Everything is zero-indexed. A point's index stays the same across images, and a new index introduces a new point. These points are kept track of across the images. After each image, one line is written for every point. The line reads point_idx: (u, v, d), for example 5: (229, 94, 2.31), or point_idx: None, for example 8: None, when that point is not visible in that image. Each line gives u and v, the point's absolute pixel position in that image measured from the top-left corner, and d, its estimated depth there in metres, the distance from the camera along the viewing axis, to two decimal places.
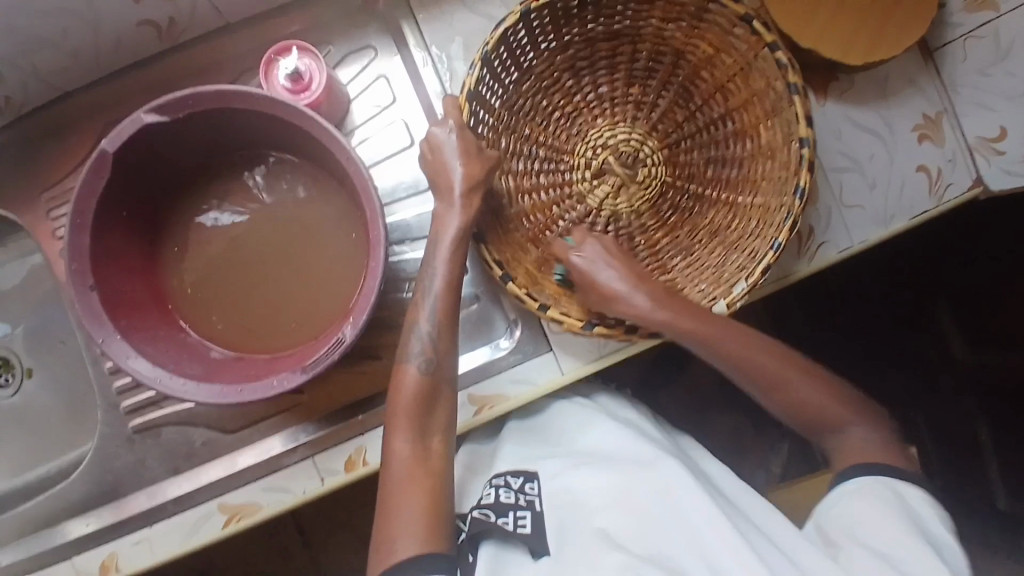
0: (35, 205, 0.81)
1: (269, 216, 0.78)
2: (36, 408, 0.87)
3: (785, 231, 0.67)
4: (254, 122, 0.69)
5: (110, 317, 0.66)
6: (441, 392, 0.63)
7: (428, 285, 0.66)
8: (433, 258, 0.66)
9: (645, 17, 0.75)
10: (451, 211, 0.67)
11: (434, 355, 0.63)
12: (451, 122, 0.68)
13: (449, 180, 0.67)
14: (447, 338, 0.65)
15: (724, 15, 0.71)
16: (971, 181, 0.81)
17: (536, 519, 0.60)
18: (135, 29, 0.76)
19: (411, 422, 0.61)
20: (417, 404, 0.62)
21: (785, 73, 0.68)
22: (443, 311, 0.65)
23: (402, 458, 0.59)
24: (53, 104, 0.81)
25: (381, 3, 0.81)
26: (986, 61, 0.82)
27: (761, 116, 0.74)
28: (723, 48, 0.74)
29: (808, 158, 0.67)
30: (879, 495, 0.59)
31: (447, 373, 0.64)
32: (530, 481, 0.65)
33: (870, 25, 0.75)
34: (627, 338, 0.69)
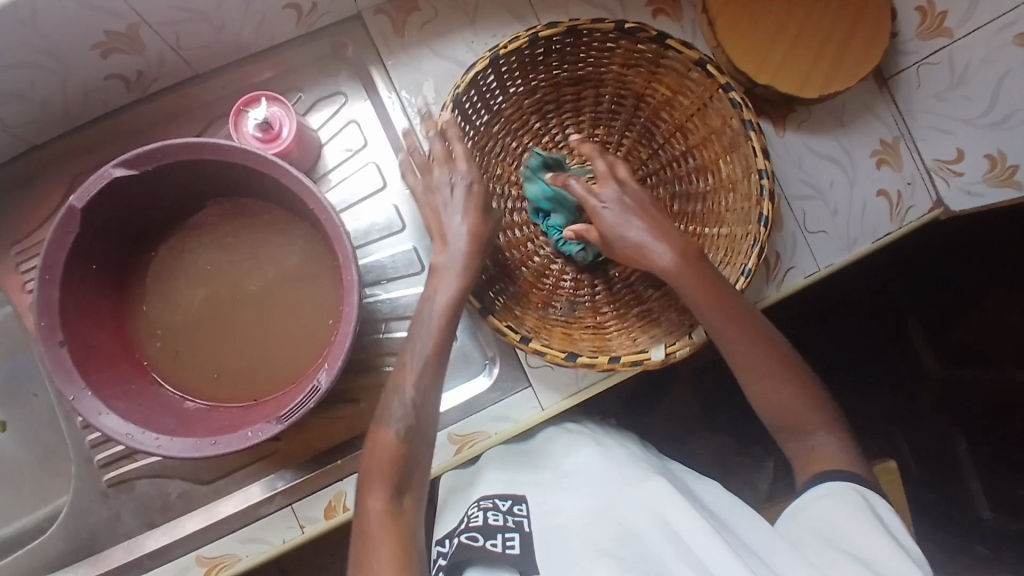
0: (4, 258, 0.80)
1: (242, 263, 0.77)
2: (7, 464, 0.85)
3: (753, 259, 0.69)
4: (224, 172, 0.70)
5: (80, 372, 0.65)
6: (419, 458, 0.60)
7: (417, 343, 0.64)
8: (425, 316, 0.64)
9: (606, 62, 0.77)
10: (449, 264, 0.66)
11: (415, 419, 0.60)
12: (440, 173, 0.68)
13: (448, 231, 0.67)
14: (430, 401, 0.62)
15: (681, 59, 0.73)
16: (930, 204, 0.83)
17: (524, 540, 0.59)
18: (103, 81, 0.76)
19: (386, 483, 0.57)
20: (396, 466, 0.58)
21: (740, 111, 0.71)
22: (429, 371, 0.63)
23: (374, 517, 0.55)
24: (21, 156, 0.81)
25: (349, 49, 0.82)
26: (942, 85, 0.83)
27: (721, 151, 0.76)
28: (681, 90, 0.76)
29: (768, 189, 0.70)
30: (842, 500, 0.55)
31: (427, 439, 0.61)
32: (518, 504, 0.64)
33: (824, 59, 0.78)
34: (609, 369, 0.69)
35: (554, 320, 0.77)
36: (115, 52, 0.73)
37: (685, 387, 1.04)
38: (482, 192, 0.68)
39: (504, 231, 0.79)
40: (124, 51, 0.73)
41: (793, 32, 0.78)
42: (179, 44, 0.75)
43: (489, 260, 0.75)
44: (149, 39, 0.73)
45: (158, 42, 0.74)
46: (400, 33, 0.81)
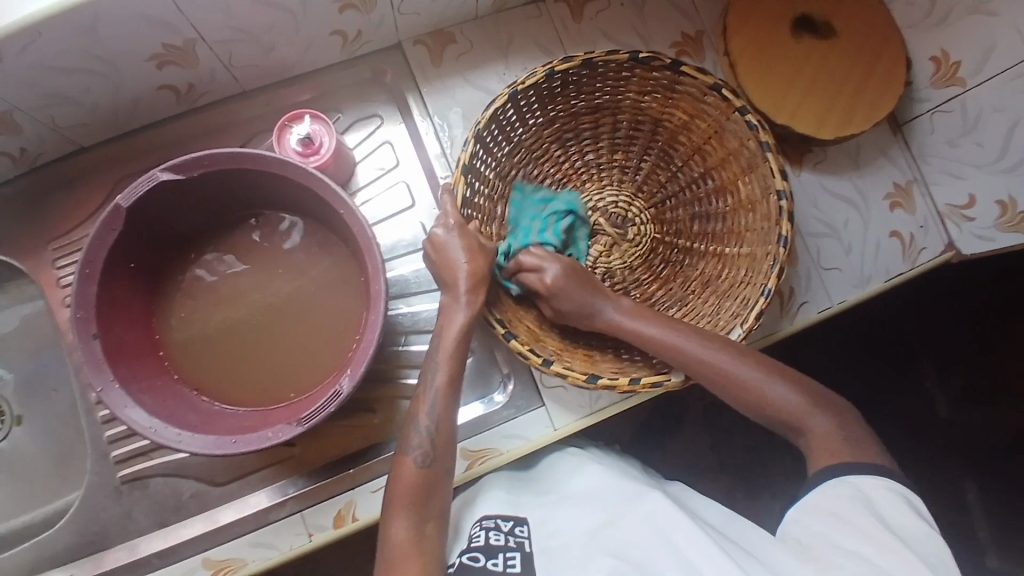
0: (42, 253, 0.83)
1: (273, 270, 0.80)
2: (23, 457, 0.86)
3: (773, 277, 0.71)
4: (263, 181, 0.73)
5: (110, 365, 0.67)
6: (439, 484, 0.64)
7: (430, 381, 0.67)
8: (438, 357, 0.68)
9: (623, 90, 0.80)
10: (458, 307, 0.70)
11: (432, 449, 0.64)
12: (451, 222, 0.71)
13: (455, 275, 0.70)
14: (445, 433, 0.65)
15: (696, 85, 0.76)
16: (942, 247, 0.87)
17: (526, 561, 0.59)
18: (154, 91, 0.80)
19: (406, 509, 0.61)
20: (416, 490, 0.62)
21: (757, 134, 0.74)
22: (442, 407, 0.66)
23: (398, 541, 0.59)
24: (68, 157, 0.85)
25: (388, 75, 0.87)
26: (954, 132, 0.85)
27: (739, 172, 0.79)
28: (697, 114, 0.80)
29: (786, 210, 0.72)
30: (847, 498, 0.54)
31: (445, 465, 0.65)
32: (520, 525, 0.64)
33: (840, 103, 0.81)
34: (630, 390, 0.70)
35: (579, 341, 0.79)
36: (169, 64, 0.77)
37: (695, 421, 1.04)
38: (478, 238, 0.72)
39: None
40: (178, 64, 0.77)
41: (808, 77, 0.82)
42: (230, 61, 0.80)
43: (495, 291, 0.77)
44: (203, 56, 0.77)
45: (211, 59, 0.78)
46: (437, 63, 0.86)
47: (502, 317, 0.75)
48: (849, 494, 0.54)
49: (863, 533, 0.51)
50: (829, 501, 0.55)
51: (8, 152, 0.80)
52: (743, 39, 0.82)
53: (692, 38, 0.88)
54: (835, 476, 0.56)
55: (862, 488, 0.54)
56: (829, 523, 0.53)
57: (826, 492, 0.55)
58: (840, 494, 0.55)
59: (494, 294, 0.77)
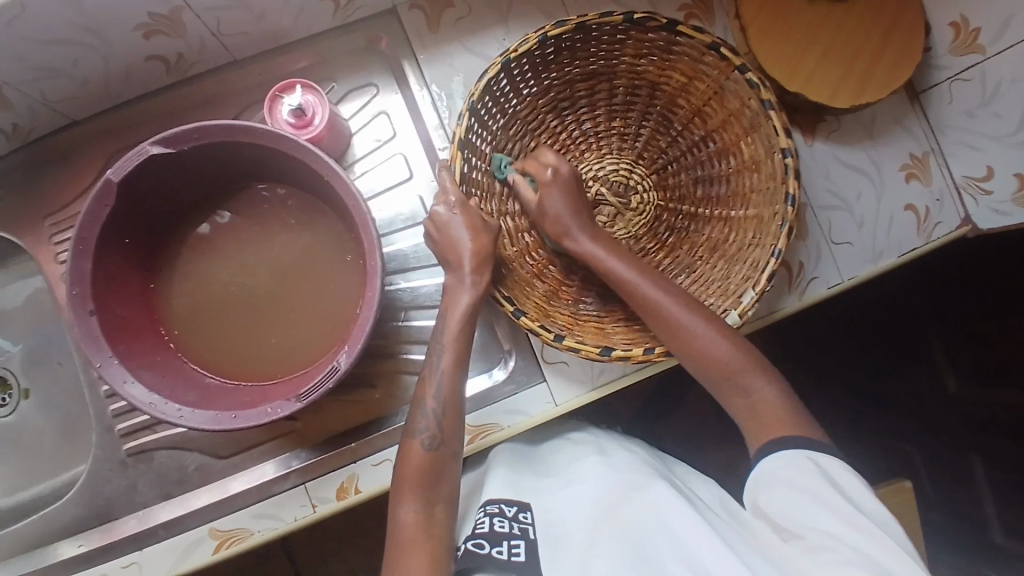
0: (40, 229, 0.83)
1: (271, 243, 0.80)
2: (31, 430, 0.88)
3: (783, 238, 0.69)
4: (256, 153, 0.71)
5: (108, 342, 0.67)
6: (447, 466, 0.64)
7: (434, 364, 0.67)
8: (443, 340, 0.68)
9: (618, 54, 0.77)
10: (462, 288, 0.69)
11: (439, 432, 0.64)
12: (452, 200, 0.69)
13: (459, 254, 0.69)
14: (452, 415, 0.65)
15: (694, 44, 0.73)
16: (958, 221, 0.83)
17: (530, 548, 0.57)
18: (144, 62, 0.78)
19: (415, 492, 0.61)
20: (424, 473, 0.62)
21: (759, 91, 0.70)
22: (448, 389, 0.66)
23: (407, 524, 0.59)
24: (59, 131, 0.83)
25: (383, 42, 0.84)
26: (973, 102, 0.82)
27: (741, 133, 0.76)
28: (696, 75, 0.77)
29: (792, 168, 0.70)
30: (798, 468, 0.54)
31: (452, 447, 0.65)
32: (524, 511, 0.63)
33: (856, 70, 0.77)
34: (644, 360, 0.69)
35: (586, 315, 0.77)
36: (158, 34, 0.75)
37: (700, 394, 1.03)
38: (481, 214, 0.70)
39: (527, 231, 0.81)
40: (166, 33, 0.75)
41: (824, 43, 0.78)
42: (219, 30, 0.77)
43: (501, 268, 0.76)
44: (190, 25, 0.75)
45: (200, 28, 0.76)
46: (434, 29, 0.82)
47: (509, 294, 0.73)
48: (802, 464, 0.54)
49: (821, 506, 0.51)
50: (784, 479, 0.54)
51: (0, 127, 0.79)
52: (754, 3, 0.78)
53: (702, 0, 0.83)
54: (782, 447, 0.56)
55: (810, 454, 0.55)
56: (792, 506, 0.52)
57: (775, 469, 0.55)
58: (789, 468, 0.55)
59: (501, 270, 0.76)
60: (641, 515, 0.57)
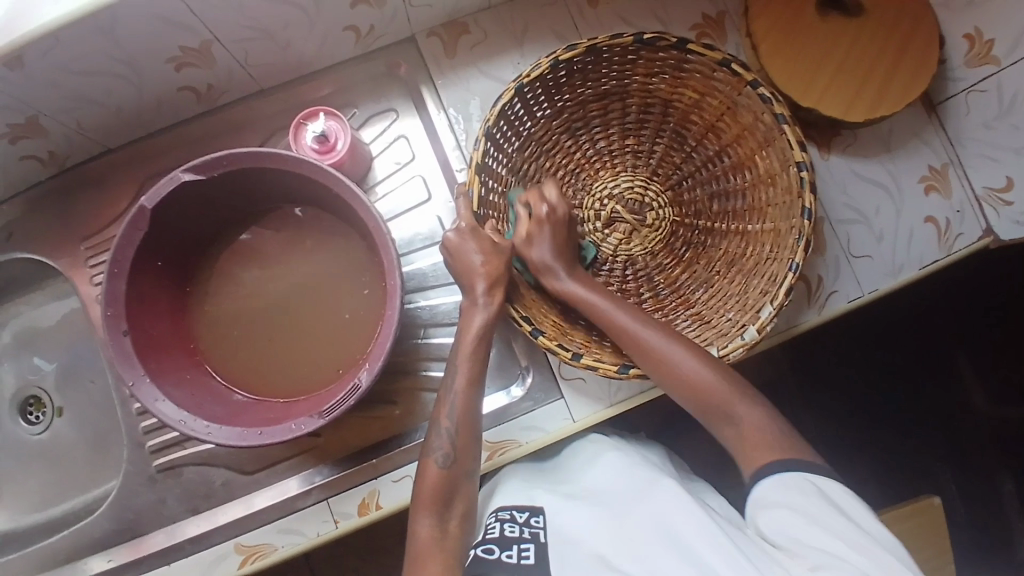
0: (75, 252, 0.87)
1: (296, 264, 0.82)
2: (64, 446, 0.91)
3: (800, 252, 0.70)
4: (281, 178, 0.74)
5: (140, 360, 0.70)
6: (461, 485, 0.65)
7: (448, 386, 0.68)
8: (457, 359, 0.69)
9: (629, 74, 0.78)
10: (476, 309, 0.70)
11: (453, 450, 0.65)
12: (463, 223, 0.71)
13: (471, 278, 0.70)
14: (466, 433, 0.66)
15: (704, 62, 0.74)
16: (980, 232, 0.82)
17: (540, 551, 0.58)
18: (175, 93, 0.82)
19: (429, 508, 0.63)
20: (439, 492, 0.63)
21: (772, 106, 0.71)
22: (462, 408, 0.67)
23: (421, 538, 0.61)
24: (95, 159, 0.88)
25: (403, 68, 0.87)
26: (990, 113, 0.82)
27: (756, 147, 0.77)
28: (708, 92, 0.78)
29: (808, 181, 0.70)
30: (798, 490, 0.54)
31: (467, 465, 0.66)
32: (535, 515, 0.63)
33: (871, 84, 0.78)
34: None
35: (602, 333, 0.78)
36: (188, 66, 0.78)
37: None
38: (494, 238, 0.71)
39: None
40: (196, 65, 0.79)
41: (837, 59, 0.78)
42: (246, 61, 0.81)
43: (515, 288, 0.77)
44: (219, 56, 0.78)
45: (227, 59, 0.79)
46: (451, 54, 0.85)
47: (525, 313, 0.74)
48: (802, 486, 0.54)
49: (821, 528, 0.51)
50: (784, 499, 0.54)
51: (38, 155, 0.83)
52: (766, 21, 0.79)
53: (713, 19, 0.85)
54: (781, 467, 0.56)
55: (814, 477, 0.54)
56: (795, 525, 0.52)
57: (773, 488, 0.55)
58: (791, 489, 0.54)
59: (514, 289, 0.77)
60: (657, 529, 0.57)
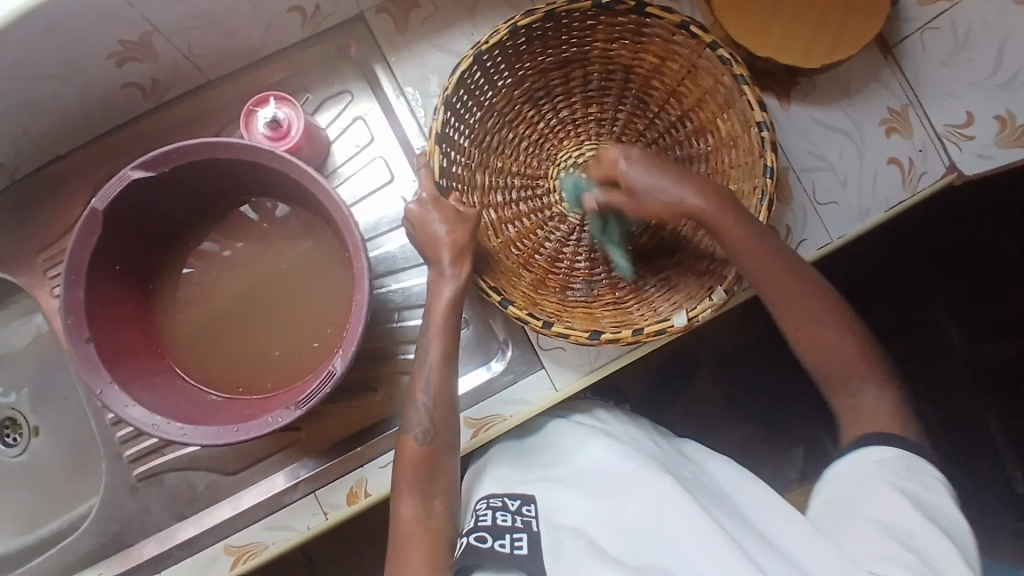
0: (32, 264, 0.84)
1: (260, 256, 0.80)
2: (41, 464, 0.89)
3: (764, 211, 0.69)
4: (237, 169, 0.72)
5: (107, 367, 0.68)
6: (443, 459, 0.64)
7: (423, 359, 0.67)
8: (429, 333, 0.67)
9: (589, 40, 0.77)
10: (445, 280, 0.68)
11: (432, 425, 0.64)
12: (425, 195, 0.69)
13: (438, 249, 0.68)
14: (444, 408, 0.65)
15: (663, 26, 0.73)
16: (944, 169, 0.82)
17: (533, 540, 0.56)
18: (120, 90, 0.79)
19: (412, 487, 0.62)
20: (420, 469, 0.63)
21: (731, 67, 0.70)
22: (438, 382, 0.66)
23: (407, 519, 0.60)
24: (44, 167, 0.85)
25: (353, 48, 0.84)
26: (946, 50, 0.82)
27: (717, 110, 0.76)
28: (668, 56, 0.77)
29: (769, 140, 0.69)
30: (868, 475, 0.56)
31: (447, 439, 0.65)
32: (527, 504, 0.62)
33: (826, 28, 0.77)
34: (635, 341, 0.69)
35: (575, 301, 0.78)
36: (130, 61, 0.76)
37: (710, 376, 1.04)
38: (458, 207, 0.69)
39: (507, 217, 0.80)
40: (138, 59, 0.76)
41: (790, 5, 0.78)
42: (191, 51, 0.78)
43: (485, 259, 0.75)
44: (161, 48, 0.76)
45: (171, 50, 0.77)
46: (403, 30, 0.83)
47: (495, 283, 0.73)
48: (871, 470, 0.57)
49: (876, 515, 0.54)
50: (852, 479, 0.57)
51: None
52: None
53: None
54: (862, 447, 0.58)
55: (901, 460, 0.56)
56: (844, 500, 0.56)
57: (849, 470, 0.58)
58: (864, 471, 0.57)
59: (484, 260, 0.74)
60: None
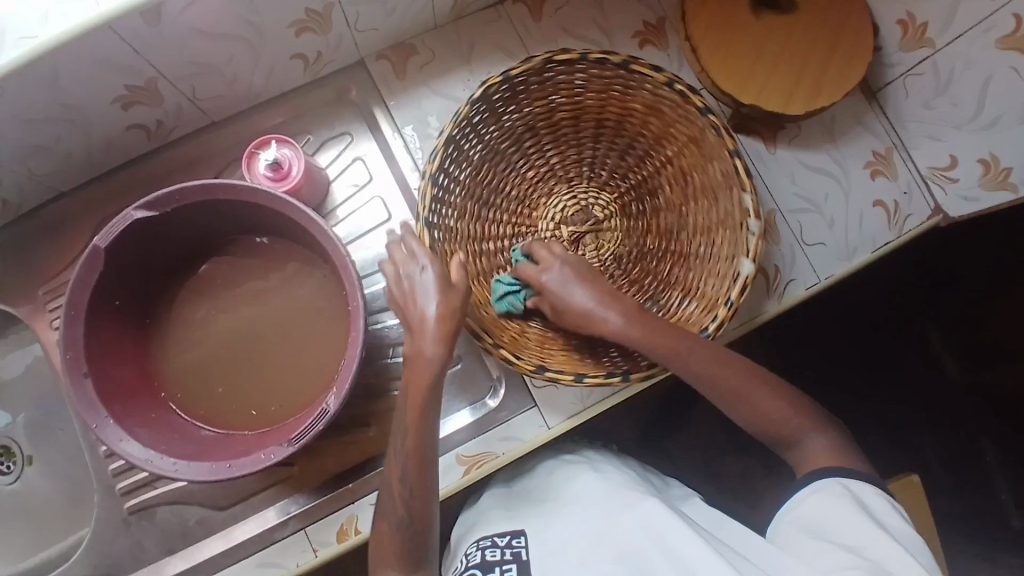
0: (34, 297, 0.86)
1: (258, 294, 0.82)
2: (36, 495, 0.89)
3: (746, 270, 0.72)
4: (238, 209, 0.74)
5: (104, 403, 0.69)
6: (423, 522, 0.62)
7: (402, 421, 0.62)
8: (407, 411, 0.61)
9: (583, 93, 0.79)
10: (424, 355, 0.61)
11: (414, 493, 0.61)
12: (421, 258, 0.64)
13: (418, 315, 0.62)
14: (424, 469, 0.62)
15: (655, 85, 0.76)
16: (929, 211, 0.84)
17: (521, 571, 0.60)
18: (126, 131, 0.82)
19: (395, 560, 0.61)
20: (402, 542, 0.61)
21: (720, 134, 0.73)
22: (416, 446, 0.61)
23: None
24: (51, 203, 0.87)
25: (353, 91, 0.88)
26: (929, 93, 0.81)
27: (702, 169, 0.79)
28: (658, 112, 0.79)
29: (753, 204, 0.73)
30: (833, 496, 0.55)
31: (428, 504, 0.62)
32: (517, 536, 0.64)
33: (807, 78, 0.80)
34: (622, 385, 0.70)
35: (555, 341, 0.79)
36: (136, 104, 0.78)
37: (703, 413, 1.04)
38: (454, 267, 0.64)
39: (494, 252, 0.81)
40: (144, 103, 0.79)
41: (772, 56, 0.80)
42: (196, 95, 0.81)
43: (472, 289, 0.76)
44: (167, 92, 0.79)
45: (176, 94, 0.80)
46: (401, 75, 0.86)
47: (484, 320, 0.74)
48: (839, 491, 0.55)
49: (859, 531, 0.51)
50: (820, 503, 0.55)
51: None
52: (702, 23, 0.81)
53: (654, 26, 0.87)
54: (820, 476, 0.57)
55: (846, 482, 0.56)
56: (819, 525, 0.53)
57: (812, 496, 0.56)
58: (823, 495, 0.55)
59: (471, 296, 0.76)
60: (644, 538, 0.57)
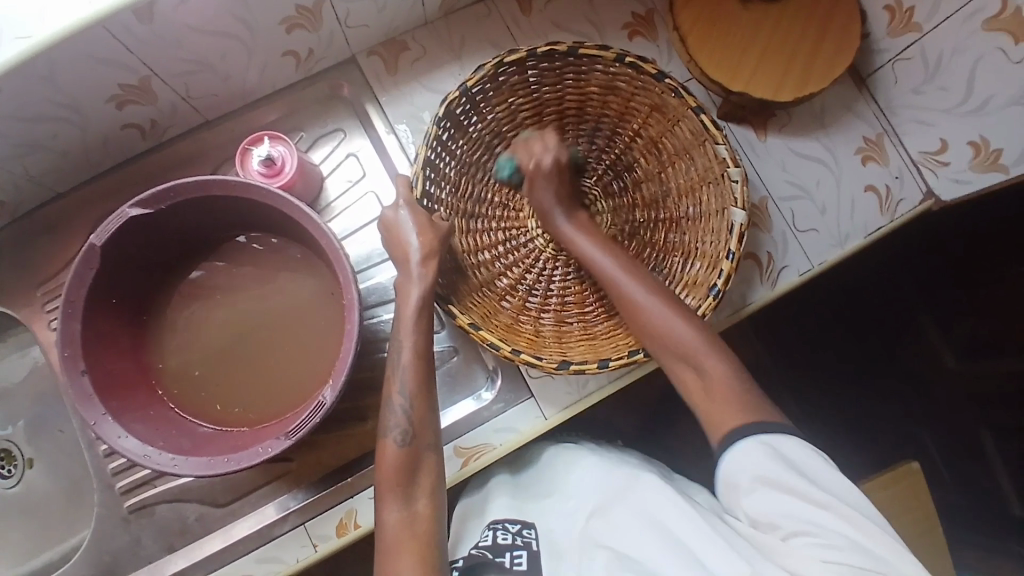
0: (33, 298, 0.86)
1: (254, 290, 0.82)
2: (37, 496, 0.89)
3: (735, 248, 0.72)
4: (231, 205, 0.74)
5: (101, 398, 0.69)
6: (423, 458, 0.63)
7: (395, 360, 0.67)
8: (400, 333, 0.68)
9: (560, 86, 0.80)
10: (412, 282, 0.69)
11: (410, 426, 0.63)
12: (402, 201, 0.72)
13: (405, 250, 0.70)
14: (421, 405, 0.65)
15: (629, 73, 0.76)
16: (921, 195, 0.85)
17: (532, 558, 0.60)
18: (120, 131, 0.83)
19: (394, 490, 0.60)
20: (400, 469, 0.61)
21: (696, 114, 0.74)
22: (413, 377, 0.66)
23: (390, 525, 0.58)
24: (48, 204, 0.88)
25: (345, 88, 0.88)
26: (918, 80, 0.82)
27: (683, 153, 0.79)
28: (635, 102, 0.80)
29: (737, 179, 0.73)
30: (763, 463, 0.52)
31: (428, 439, 0.64)
32: (527, 526, 0.65)
33: (795, 64, 0.80)
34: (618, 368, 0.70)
35: (545, 332, 0.79)
36: (130, 103, 0.79)
37: None
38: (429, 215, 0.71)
39: (486, 246, 0.82)
40: (137, 102, 0.79)
41: (761, 43, 0.80)
42: (189, 94, 0.82)
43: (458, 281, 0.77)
44: (160, 91, 0.79)
45: (168, 93, 0.80)
46: (392, 71, 0.87)
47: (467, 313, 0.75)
48: (763, 453, 0.52)
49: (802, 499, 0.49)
50: (752, 468, 0.52)
51: None
52: (691, 12, 0.81)
53: (643, 17, 0.87)
54: (740, 436, 0.53)
55: (768, 439, 0.52)
56: (765, 499, 0.51)
57: (740, 461, 0.53)
58: (751, 459, 0.52)
59: (459, 288, 0.77)
60: (645, 522, 0.58)
